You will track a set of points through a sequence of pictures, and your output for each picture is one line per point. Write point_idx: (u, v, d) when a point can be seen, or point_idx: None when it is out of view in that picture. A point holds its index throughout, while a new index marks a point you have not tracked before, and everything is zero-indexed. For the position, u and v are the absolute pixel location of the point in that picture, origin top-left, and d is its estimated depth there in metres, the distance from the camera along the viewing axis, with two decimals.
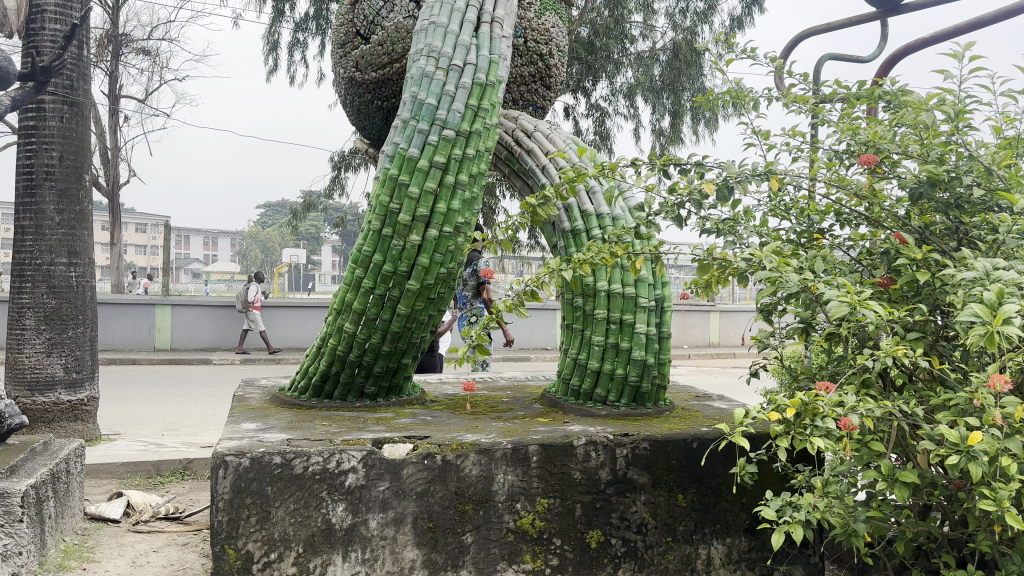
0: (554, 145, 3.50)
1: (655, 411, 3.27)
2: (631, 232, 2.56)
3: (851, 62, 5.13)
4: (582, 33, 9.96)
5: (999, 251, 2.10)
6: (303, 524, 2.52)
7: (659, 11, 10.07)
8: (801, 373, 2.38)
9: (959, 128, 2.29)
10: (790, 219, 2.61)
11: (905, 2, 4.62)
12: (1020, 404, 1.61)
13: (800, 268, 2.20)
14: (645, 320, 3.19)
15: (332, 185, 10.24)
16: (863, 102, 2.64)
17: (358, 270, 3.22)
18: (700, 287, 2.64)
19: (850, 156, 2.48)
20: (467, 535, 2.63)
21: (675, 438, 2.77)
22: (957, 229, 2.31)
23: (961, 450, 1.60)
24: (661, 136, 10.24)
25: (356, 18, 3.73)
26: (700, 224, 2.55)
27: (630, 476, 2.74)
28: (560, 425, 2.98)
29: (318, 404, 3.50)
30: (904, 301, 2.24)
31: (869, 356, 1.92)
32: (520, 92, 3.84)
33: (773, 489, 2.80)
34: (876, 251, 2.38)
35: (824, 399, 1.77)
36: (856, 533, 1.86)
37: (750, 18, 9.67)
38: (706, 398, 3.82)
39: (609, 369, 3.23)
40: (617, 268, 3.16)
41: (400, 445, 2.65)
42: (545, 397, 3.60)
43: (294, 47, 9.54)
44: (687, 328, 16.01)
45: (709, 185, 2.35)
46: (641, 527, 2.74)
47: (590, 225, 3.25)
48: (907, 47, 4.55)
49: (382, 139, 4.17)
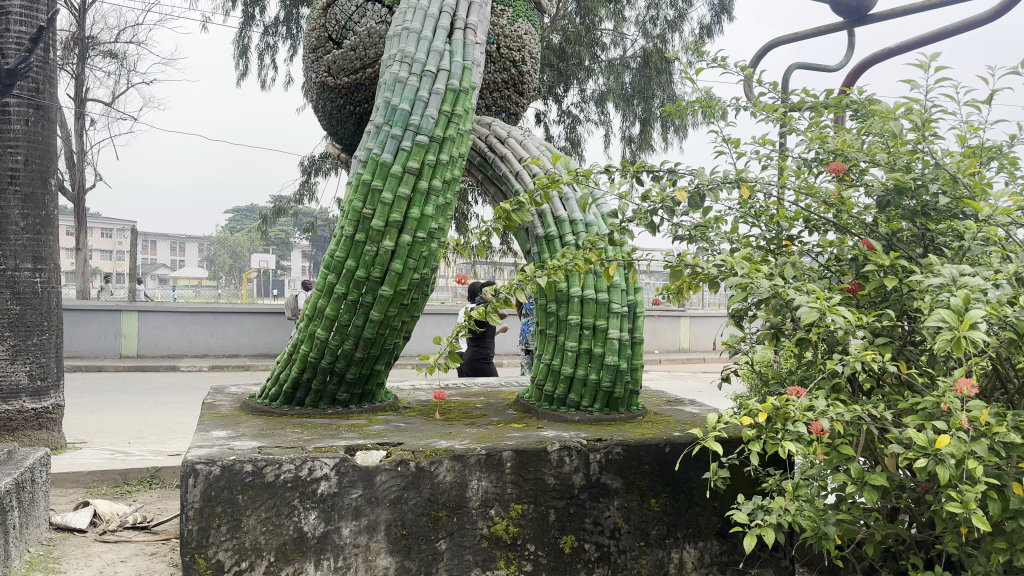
0: (527, 151, 3.51)
1: (628, 416, 3.28)
2: (604, 239, 2.56)
3: (818, 70, 5.22)
4: (554, 39, 10.01)
5: (965, 257, 2.15)
6: (274, 533, 2.49)
7: (630, 19, 10.16)
8: (771, 378, 2.40)
9: (925, 137, 2.32)
10: (760, 226, 2.64)
11: (873, 12, 4.70)
12: (986, 408, 1.63)
13: (770, 274, 2.23)
14: (618, 326, 3.20)
15: (302, 190, 10.16)
16: (831, 111, 2.68)
17: (330, 276, 3.20)
18: (672, 293, 2.65)
19: (819, 165, 2.52)
20: (441, 541, 2.62)
21: (647, 443, 2.79)
22: (922, 236, 2.35)
23: (929, 454, 1.63)
24: (632, 143, 10.33)
25: (329, 23, 3.71)
26: (673, 231, 2.57)
27: (604, 481, 2.74)
28: (534, 430, 2.98)
29: (289, 411, 3.46)
30: (872, 308, 2.27)
31: (838, 361, 1.94)
32: (493, 98, 3.85)
33: (744, 492, 2.83)
34: (843, 258, 2.42)
35: (794, 404, 1.79)
36: (826, 536, 1.89)
37: (719, 26, 9.80)
38: (677, 403, 3.85)
39: (582, 375, 3.24)
40: (591, 274, 3.18)
41: (373, 452, 2.64)
42: (518, 403, 3.60)
43: (264, 51, 9.47)
44: (658, 333, 16.13)
45: (681, 193, 2.38)
46: (614, 532, 2.74)
47: (563, 231, 3.26)
48: (873, 57, 4.64)
49: (354, 144, 4.15)
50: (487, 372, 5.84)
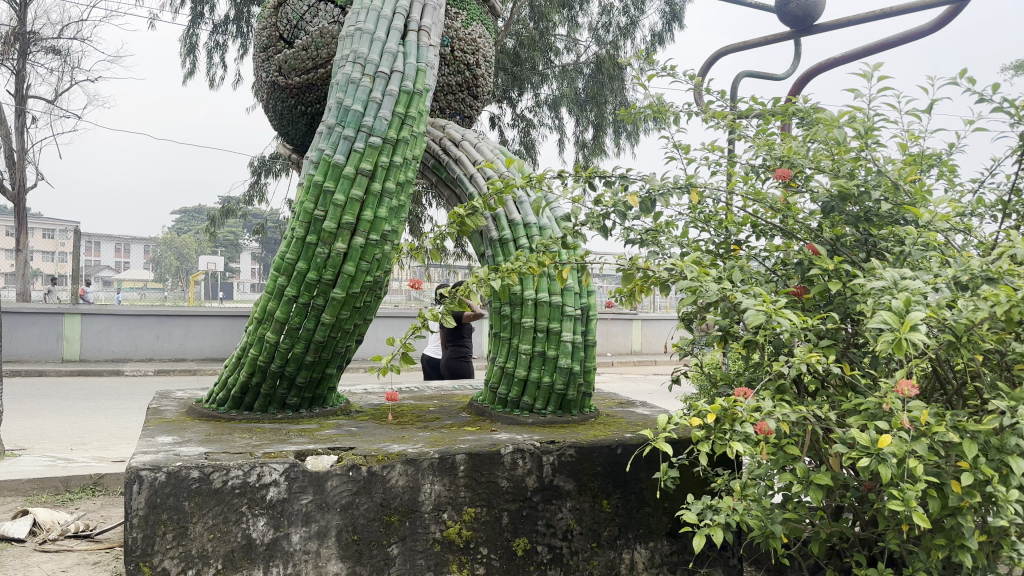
0: (480, 154, 3.51)
1: (581, 418, 3.31)
2: (557, 242, 2.57)
3: (766, 79, 5.33)
4: (508, 43, 10.03)
5: (905, 261, 2.22)
6: (222, 540, 2.44)
7: (584, 25, 10.25)
8: (719, 380, 2.43)
9: (868, 145, 2.39)
10: (709, 230, 2.69)
11: (819, 22, 4.83)
12: (925, 408, 1.68)
13: (718, 278, 2.27)
14: (571, 329, 3.22)
15: (252, 191, 10.00)
16: (778, 118, 2.74)
17: (280, 278, 3.15)
18: (624, 296, 2.67)
19: (766, 170, 2.57)
20: (393, 546, 2.59)
21: (599, 445, 2.81)
22: (865, 241, 2.42)
23: (871, 453, 1.67)
24: (585, 148, 10.41)
25: (280, 22, 3.66)
26: (625, 234, 2.60)
27: (556, 483, 2.75)
28: (487, 433, 2.98)
29: (237, 416, 3.40)
30: (816, 311, 2.33)
31: (784, 363, 1.99)
32: (447, 101, 3.84)
33: (693, 492, 2.87)
34: (790, 262, 2.47)
35: (742, 405, 1.82)
36: (772, 534, 1.92)
37: (671, 34, 9.94)
38: (629, 405, 3.89)
39: (536, 377, 3.25)
40: (544, 276, 3.19)
41: (324, 458, 2.60)
42: (472, 406, 3.59)
43: (214, 50, 9.30)
44: (611, 336, 16.27)
45: (632, 198, 2.40)
46: (567, 533, 2.76)
47: (517, 234, 3.26)
48: (819, 66, 4.76)
49: (305, 145, 4.10)
50: (465, 372, 5.75)
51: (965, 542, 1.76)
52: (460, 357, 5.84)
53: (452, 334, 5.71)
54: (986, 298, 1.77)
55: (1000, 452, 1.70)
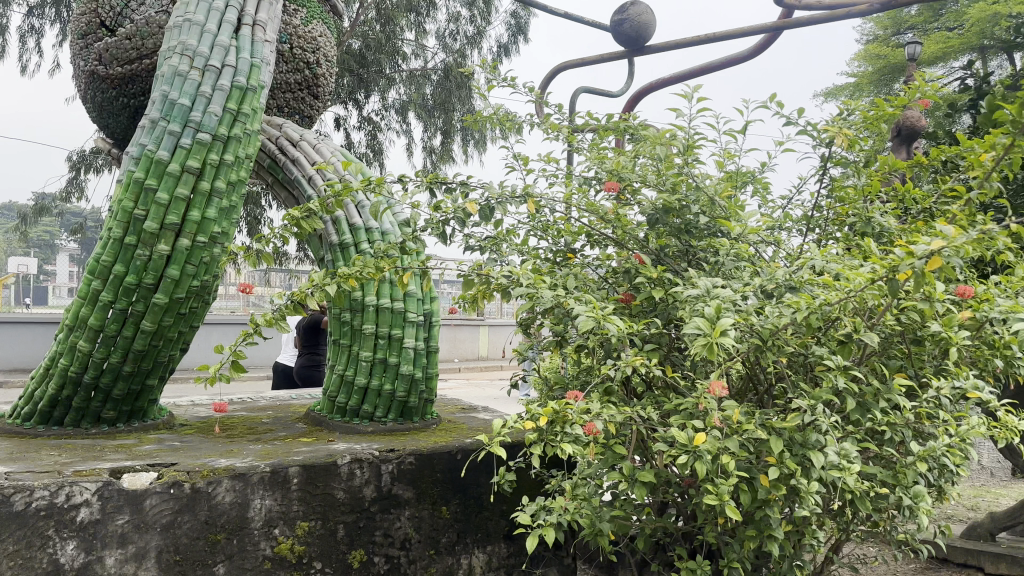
0: (320, 155, 3.41)
1: (421, 425, 3.30)
2: (396, 248, 2.54)
3: (602, 95, 5.56)
4: (354, 45, 9.84)
5: (721, 271, 2.38)
6: (23, 568, 2.21)
7: (431, 31, 10.25)
8: (555, 384, 2.50)
9: (689, 161, 2.55)
10: (547, 239, 2.76)
11: (650, 43, 5.10)
12: (737, 407, 1.80)
13: (553, 285, 2.33)
14: (413, 335, 3.20)
15: (70, 187, 9.19)
16: (611, 133, 2.86)
17: (95, 282, 2.91)
18: (466, 302, 2.68)
19: (597, 183, 2.67)
20: (219, 566, 2.45)
21: (439, 452, 2.81)
22: (687, 251, 2.57)
23: (690, 450, 1.78)
24: (432, 154, 10.40)
25: (100, 8, 3.38)
26: (464, 241, 2.61)
27: (394, 492, 2.72)
28: (323, 444, 2.89)
29: (44, 432, 3.10)
30: (643, 317, 2.45)
31: (613, 367, 2.07)
32: (285, 99, 3.71)
33: (529, 495, 2.93)
34: (620, 271, 2.58)
35: (572, 407, 1.87)
36: (601, 532, 2.00)
37: (516, 46, 10.16)
38: (471, 411, 3.92)
39: (376, 385, 3.20)
40: (385, 282, 3.14)
41: (142, 474, 2.42)
42: (308, 416, 3.47)
43: (26, 33, 8.48)
44: (458, 342, 16.35)
45: (471, 205, 2.42)
46: (405, 543, 2.73)
47: (357, 238, 3.21)
48: (651, 85, 5.02)
49: (128, 139, 3.82)
50: (317, 382, 5.52)
51: (772, 532, 1.90)
52: (314, 366, 5.61)
53: (308, 340, 5.51)
54: (790, 305, 1.93)
55: (802, 446, 1.86)
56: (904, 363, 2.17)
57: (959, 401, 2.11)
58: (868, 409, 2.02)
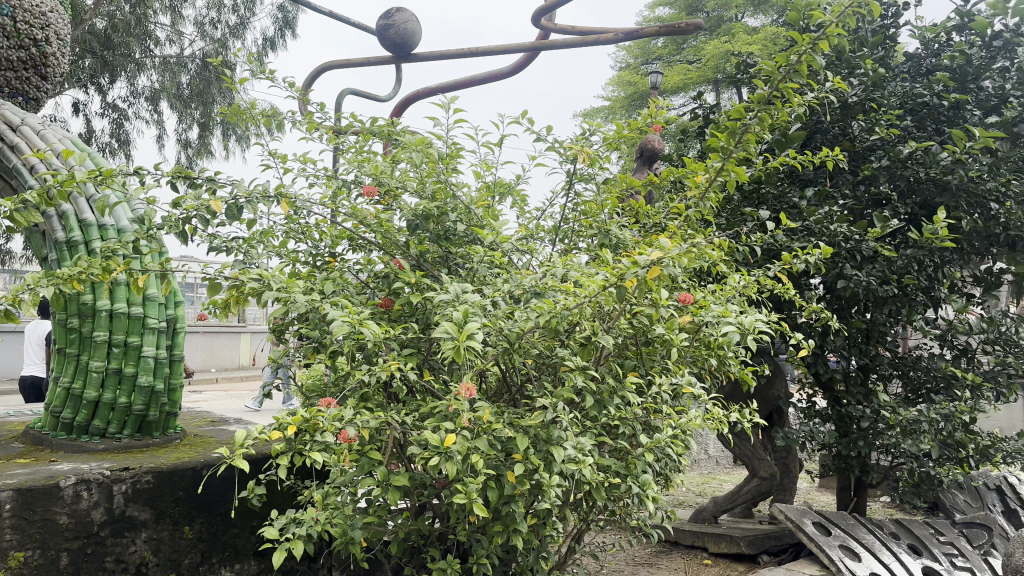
0: (43, 141, 3.03)
1: (163, 440, 3.07)
2: (133, 247, 2.33)
3: (368, 98, 5.52)
4: (96, 23, 8.89)
5: (475, 277, 2.48)
6: None
7: (188, 17, 9.55)
8: (311, 392, 2.43)
9: (447, 169, 2.62)
10: (306, 241, 2.69)
11: (416, 51, 5.15)
12: (486, 408, 1.86)
13: (307, 288, 2.28)
14: (153, 343, 2.94)
15: None
16: (374, 138, 2.86)
17: None
18: (218, 307, 2.52)
19: (356, 187, 2.66)
20: None
21: (181, 467, 2.60)
22: (446, 257, 2.63)
23: (440, 451, 1.81)
24: (189, 148, 9.68)
25: None
26: (214, 240, 2.47)
27: (129, 514, 2.49)
28: (44, 464, 2.58)
29: None
30: (400, 321, 2.46)
31: (366, 372, 2.06)
32: (5, 78, 3.27)
33: (281, 507, 2.83)
34: (379, 275, 2.58)
35: (322, 413, 1.83)
36: (353, 540, 2.00)
37: (283, 41, 9.77)
38: (222, 423, 3.70)
39: (109, 398, 2.91)
40: (121, 285, 2.86)
41: None
42: (26, 434, 3.08)
43: None
44: (215, 351, 15.34)
45: (217, 203, 2.29)
46: (140, 567, 2.51)
47: (90, 235, 2.90)
48: (417, 93, 5.07)
49: None
50: None
51: (516, 525, 2.00)
52: None
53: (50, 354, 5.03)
54: (535, 310, 2.06)
55: (546, 443, 1.97)
56: (636, 363, 2.39)
57: (675, 395, 2.39)
58: (604, 405, 2.20)
